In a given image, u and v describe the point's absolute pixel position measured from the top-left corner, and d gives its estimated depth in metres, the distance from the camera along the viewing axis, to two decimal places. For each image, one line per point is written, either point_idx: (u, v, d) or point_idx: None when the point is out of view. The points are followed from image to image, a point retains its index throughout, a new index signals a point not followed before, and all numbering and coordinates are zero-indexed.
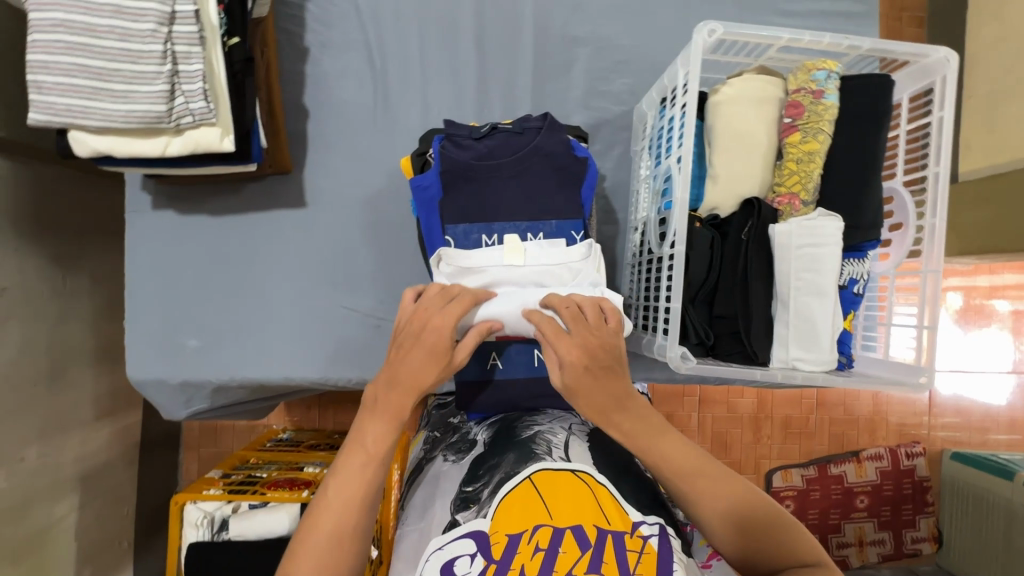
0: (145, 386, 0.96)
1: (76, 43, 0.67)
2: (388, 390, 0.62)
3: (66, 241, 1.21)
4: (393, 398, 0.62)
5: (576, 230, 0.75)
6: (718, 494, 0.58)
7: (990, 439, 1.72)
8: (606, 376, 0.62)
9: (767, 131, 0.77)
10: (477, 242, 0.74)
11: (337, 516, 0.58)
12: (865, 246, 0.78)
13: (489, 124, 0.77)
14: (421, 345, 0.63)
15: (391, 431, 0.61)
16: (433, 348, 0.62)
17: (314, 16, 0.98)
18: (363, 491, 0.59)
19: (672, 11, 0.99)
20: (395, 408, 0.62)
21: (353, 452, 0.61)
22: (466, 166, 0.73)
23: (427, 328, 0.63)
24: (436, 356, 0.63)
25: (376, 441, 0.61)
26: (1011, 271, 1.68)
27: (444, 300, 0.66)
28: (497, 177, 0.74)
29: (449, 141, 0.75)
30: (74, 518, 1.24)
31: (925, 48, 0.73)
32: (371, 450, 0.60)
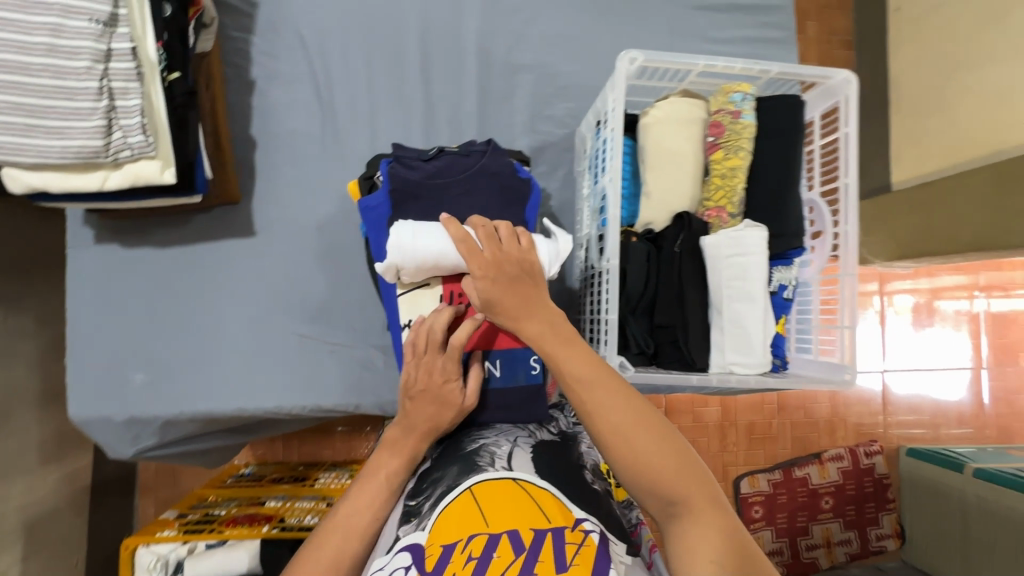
0: (90, 426, 0.93)
1: (8, 82, 0.67)
2: (406, 433, 0.71)
3: (6, 279, 1.17)
4: (408, 440, 0.71)
5: None
6: (619, 411, 0.59)
7: (943, 434, 1.79)
8: (518, 279, 0.63)
9: (694, 149, 0.83)
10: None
11: (341, 540, 0.65)
12: (791, 253, 0.83)
13: (437, 148, 0.81)
14: (434, 399, 0.71)
15: (402, 467, 0.70)
16: (445, 399, 0.71)
17: (260, 50, 1.00)
18: (369, 519, 0.67)
19: (606, 39, 1.05)
20: (411, 448, 0.71)
21: (367, 481, 0.69)
22: (416, 186, 0.75)
23: (438, 387, 0.71)
24: (447, 406, 0.71)
25: (389, 473, 0.70)
26: (948, 272, 1.79)
27: (439, 347, 0.71)
28: (446, 195, 0.76)
29: (398, 163, 0.78)
30: (16, 571, 1.17)
31: (828, 70, 0.80)
32: (384, 481, 0.69)
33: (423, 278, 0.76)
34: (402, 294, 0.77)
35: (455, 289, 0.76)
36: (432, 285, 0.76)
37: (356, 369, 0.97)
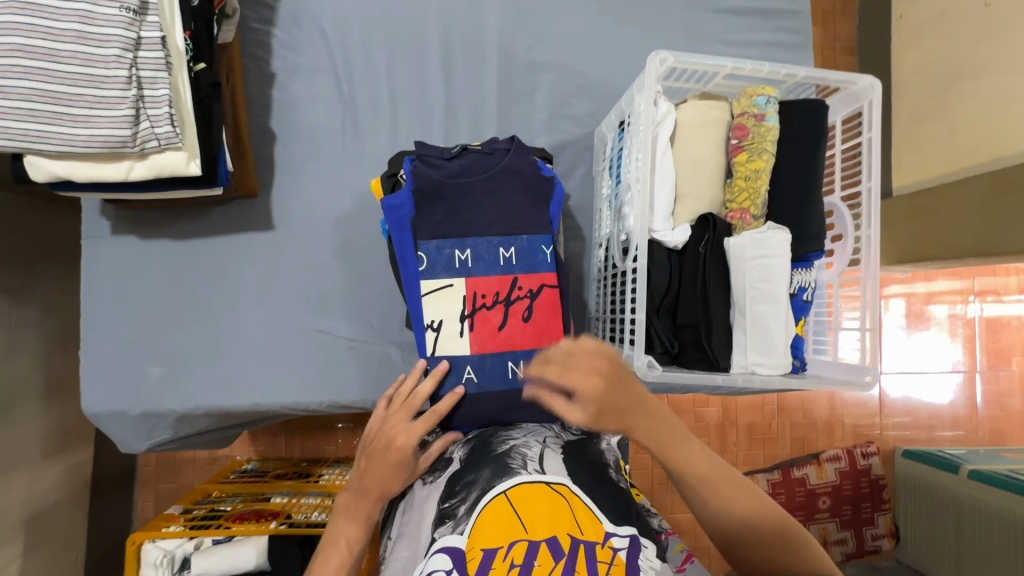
0: (104, 419, 0.92)
1: (36, 69, 0.66)
2: (358, 493, 0.70)
3: (15, 268, 1.15)
4: (362, 504, 0.70)
5: (545, 245, 0.78)
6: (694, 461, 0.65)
7: (937, 436, 1.82)
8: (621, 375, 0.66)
9: (716, 152, 0.83)
10: (450, 258, 0.76)
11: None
12: (811, 256, 0.84)
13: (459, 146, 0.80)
14: (384, 459, 0.69)
15: (361, 531, 0.69)
16: (396, 463, 0.69)
17: (281, 42, 0.99)
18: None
19: (626, 40, 1.05)
20: (364, 512, 0.70)
21: (328, 551, 0.68)
22: (438, 185, 0.75)
23: (390, 449, 0.70)
24: (400, 470, 0.70)
25: (349, 538, 0.69)
26: (944, 278, 1.82)
27: (409, 415, 0.74)
28: (470, 194, 0.76)
29: (422, 161, 0.77)
30: (17, 565, 1.15)
31: (853, 76, 0.80)
32: (344, 546, 0.68)
33: (446, 279, 0.75)
34: (425, 295, 0.75)
35: (478, 291, 0.76)
36: (456, 285, 0.75)
37: (373, 366, 0.97)
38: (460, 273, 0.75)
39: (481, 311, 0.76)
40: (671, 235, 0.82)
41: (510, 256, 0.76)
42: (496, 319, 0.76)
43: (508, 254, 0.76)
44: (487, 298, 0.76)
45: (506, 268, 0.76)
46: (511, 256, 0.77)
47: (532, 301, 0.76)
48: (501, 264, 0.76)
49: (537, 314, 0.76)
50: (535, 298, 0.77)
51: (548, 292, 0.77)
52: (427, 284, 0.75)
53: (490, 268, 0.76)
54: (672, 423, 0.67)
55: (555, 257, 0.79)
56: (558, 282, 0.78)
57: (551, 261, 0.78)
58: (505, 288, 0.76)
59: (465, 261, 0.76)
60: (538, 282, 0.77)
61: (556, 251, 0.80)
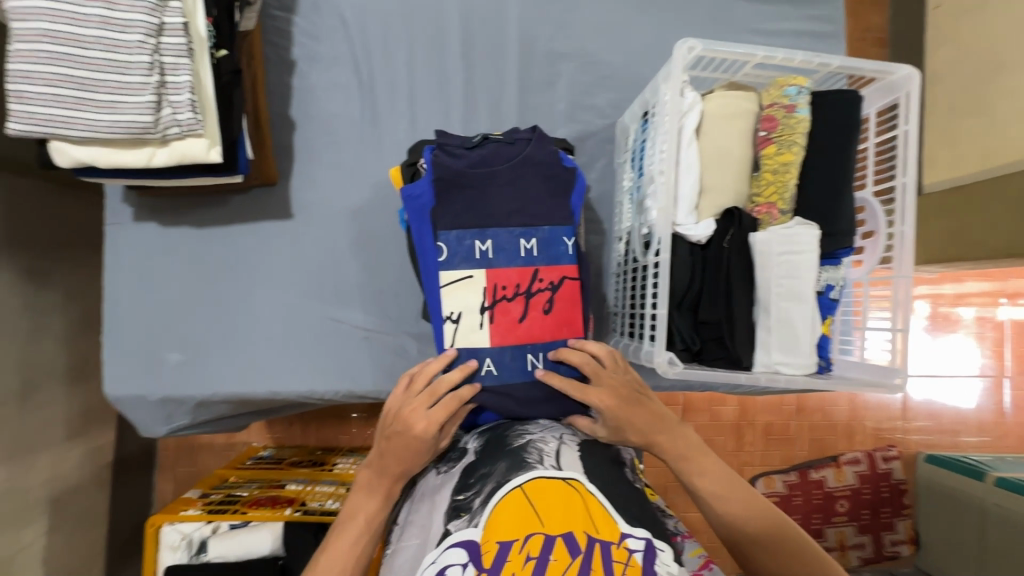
0: (125, 403, 0.94)
1: (61, 54, 0.67)
2: (377, 472, 0.67)
3: (40, 254, 1.17)
4: (383, 484, 0.67)
5: (567, 236, 0.77)
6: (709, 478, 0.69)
7: (961, 441, 1.77)
8: (640, 405, 0.71)
9: (743, 145, 0.81)
10: (471, 248, 0.74)
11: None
12: (840, 253, 0.81)
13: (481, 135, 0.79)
14: (406, 442, 0.66)
15: (380, 511, 0.67)
16: (419, 447, 0.66)
17: (301, 30, 0.99)
18: (351, 560, 0.66)
19: (651, 28, 1.03)
20: (385, 491, 0.67)
21: (344, 527, 0.67)
22: (458, 173, 0.74)
23: (411, 434, 0.66)
24: (422, 454, 0.67)
25: (367, 516, 0.67)
26: (974, 279, 1.75)
27: (432, 399, 0.69)
28: (490, 184, 0.75)
29: (442, 150, 0.76)
30: (42, 543, 1.18)
31: (890, 66, 0.77)
32: (362, 523, 0.67)
33: (466, 270, 0.74)
34: (444, 286, 0.74)
35: (498, 282, 0.74)
36: (476, 276, 0.74)
37: (389, 356, 0.96)
38: (480, 264, 0.74)
39: (502, 303, 0.74)
40: (694, 229, 0.79)
41: (532, 247, 0.75)
42: (516, 311, 0.74)
43: (529, 245, 0.75)
44: (507, 290, 0.74)
45: (527, 259, 0.75)
46: (533, 248, 0.75)
47: (553, 293, 0.75)
48: (522, 256, 0.75)
49: (558, 306, 0.76)
50: (556, 290, 0.75)
51: (570, 284, 0.76)
52: (446, 275, 0.74)
53: (511, 259, 0.75)
54: (689, 437, 0.71)
55: (576, 249, 0.78)
56: (579, 274, 0.78)
57: (573, 252, 0.77)
58: (526, 280, 0.75)
59: (486, 253, 0.74)
60: (560, 274, 0.76)
61: (577, 244, 0.78)
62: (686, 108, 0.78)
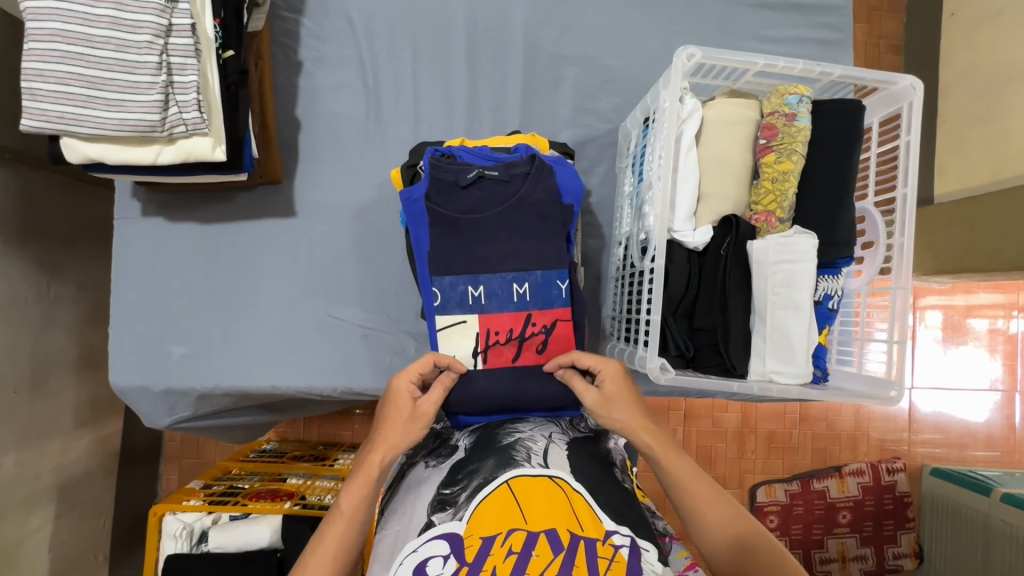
0: (130, 393, 0.96)
1: (73, 54, 0.69)
2: (367, 445, 0.71)
3: (53, 246, 1.20)
4: (368, 455, 0.69)
5: (561, 279, 0.76)
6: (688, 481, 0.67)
7: (969, 456, 1.74)
8: (636, 389, 0.73)
9: (742, 152, 0.81)
10: (463, 294, 0.75)
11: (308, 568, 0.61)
12: (839, 263, 0.81)
13: (477, 168, 0.75)
14: (387, 400, 0.73)
15: (361, 490, 0.66)
16: (394, 401, 0.72)
17: (309, 31, 1.00)
18: (334, 545, 0.63)
19: (656, 34, 1.03)
20: (369, 465, 0.68)
21: (331, 513, 0.66)
22: (451, 221, 0.74)
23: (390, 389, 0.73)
24: (397, 409, 0.71)
25: (352, 495, 0.66)
26: (987, 291, 1.73)
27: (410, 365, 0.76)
28: (483, 230, 0.75)
29: (435, 188, 0.74)
30: (49, 528, 1.21)
31: (892, 76, 0.77)
32: (346, 504, 0.66)
33: (460, 314, 0.76)
34: (440, 331, 0.77)
35: (491, 327, 0.76)
36: (469, 321, 0.76)
37: (387, 355, 0.98)
38: (473, 310, 0.76)
39: (494, 346, 0.76)
40: (692, 237, 0.80)
41: (524, 292, 0.75)
42: (509, 353, 0.76)
43: (521, 290, 0.76)
44: (500, 334, 0.76)
45: (519, 304, 0.76)
46: (525, 292, 0.76)
47: (546, 336, 0.76)
48: (515, 300, 0.76)
49: (550, 349, 0.77)
50: (549, 333, 0.76)
51: (562, 327, 0.76)
52: (442, 320, 0.76)
53: (503, 304, 0.76)
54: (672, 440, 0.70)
55: (571, 291, 0.78)
56: (573, 316, 0.77)
57: (567, 297, 0.77)
58: (518, 324, 0.76)
59: (478, 298, 0.75)
60: (552, 317, 0.76)
61: (572, 283, 0.78)
62: (685, 113, 0.78)
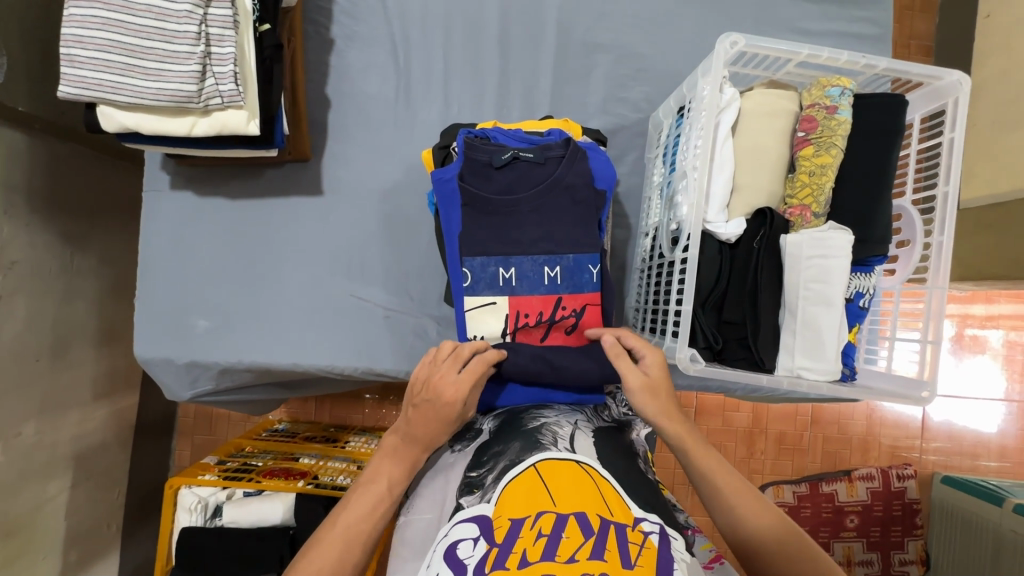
0: (153, 365, 0.97)
1: (114, 21, 0.69)
2: (403, 436, 0.68)
3: (77, 218, 1.21)
4: (410, 448, 0.67)
5: (593, 265, 0.76)
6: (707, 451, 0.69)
7: (981, 465, 1.72)
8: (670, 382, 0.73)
9: (780, 144, 0.79)
10: (494, 275, 0.75)
11: (344, 545, 0.61)
12: (872, 260, 0.79)
13: (512, 149, 0.75)
14: (436, 409, 0.67)
15: (403, 475, 0.67)
16: (446, 413, 0.67)
17: (341, 9, 1.00)
18: (370, 525, 0.63)
19: (691, 23, 1.01)
20: (410, 456, 0.67)
21: (365, 490, 0.65)
22: (485, 201, 0.73)
23: (440, 395, 0.67)
24: (446, 418, 0.68)
25: (391, 478, 0.66)
26: (1007, 300, 1.70)
27: (458, 365, 0.69)
28: (517, 212, 0.74)
29: (468, 169, 0.74)
30: (66, 497, 1.23)
31: (939, 70, 0.75)
32: (384, 488, 0.65)
33: (490, 296, 0.75)
34: (469, 311, 0.76)
35: (521, 309, 0.76)
36: (498, 303, 0.75)
37: (409, 336, 0.98)
38: (503, 291, 0.75)
39: (523, 328, 0.76)
40: (724, 228, 0.78)
41: (556, 276, 0.75)
42: (538, 335, 0.77)
43: (553, 273, 0.75)
44: (530, 317, 0.76)
45: (551, 287, 0.75)
46: (556, 276, 0.75)
47: (576, 321, 0.76)
48: (546, 283, 0.75)
49: (580, 333, 0.77)
50: (579, 317, 0.76)
51: (592, 312, 0.76)
52: (471, 300, 0.75)
53: (534, 287, 0.75)
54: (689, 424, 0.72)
55: (601, 276, 0.77)
56: (601, 301, 0.77)
57: (597, 282, 0.76)
58: (548, 308, 0.76)
59: (509, 280, 0.75)
60: (582, 302, 0.76)
61: (602, 270, 0.78)
62: (724, 101, 0.77)
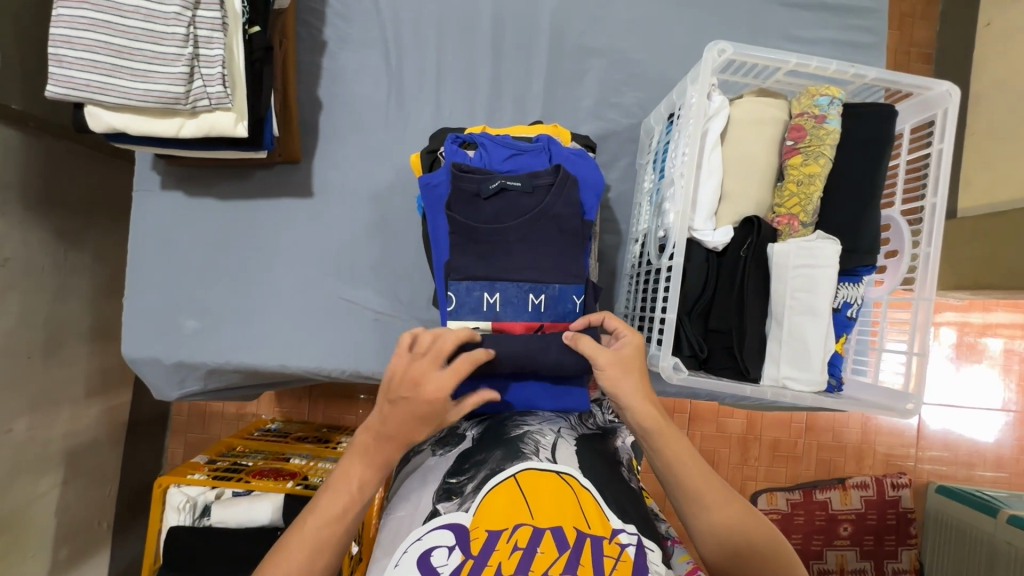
0: (141, 364, 0.97)
1: (102, 21, 0.69)
2: (379, 446, 0.63)
3: (70, 216, 1.21)
4: (384, 449, 0.64)
5: (576, 295, 0.76)
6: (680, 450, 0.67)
7: (976, 475, 1.72)
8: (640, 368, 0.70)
9: (768, 153, 0.79)
10: (479, 300, 0.75)
11: (309, 552, 0.59)
12: (860, 271, 0.79)
13: (499, 179, 0.74)
14: (414, 411, 0.63)
15: (376, 479, 0.63)
16: (425, 412, 0.63)
17: (334, 11, 1.00)
18: (338, 527, 0.61)
19: (684, 29, 1.01)
20: (383, 457, 0.64)
21: (335, 491, 0.63)
22: (471, 229, 0.73)
23: (419, 394, 0.63)
24: (425, 418, 0.63)
25: (362, 483, 0.63)
26: (1005, 309, 1.69)
27: (437, 360, 0.65)
28: (503, 241, 0.74)
29: (455, 196, 0.73)
30: (56, 494, 1.23)
31: (928, 81, 0.75)
32: (355, 493, 0.62)
33: (473, 321, 0.75)
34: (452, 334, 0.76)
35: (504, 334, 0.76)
36: (481, 328, 0.75)
37: (398, 340, 0.97)
38: (487, 316, 0.75)
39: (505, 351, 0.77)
40: (711, 236, 0.78)
41: (540, 304, 0.75)
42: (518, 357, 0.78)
43: (537, 301, 0.75)
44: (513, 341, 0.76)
45: (534, 314, 0.75)
46: (541, 304, 0.75)
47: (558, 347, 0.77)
48: (530, 311, 0.75)
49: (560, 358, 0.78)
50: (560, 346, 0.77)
51: None
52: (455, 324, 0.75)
53: (518, 313, 0.75)
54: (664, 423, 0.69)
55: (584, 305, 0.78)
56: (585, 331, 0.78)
57: (579, 312, 0.77)
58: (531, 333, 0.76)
59: (493, 305, 0.75)
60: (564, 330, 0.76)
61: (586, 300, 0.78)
62: (713, 112, 0.77)
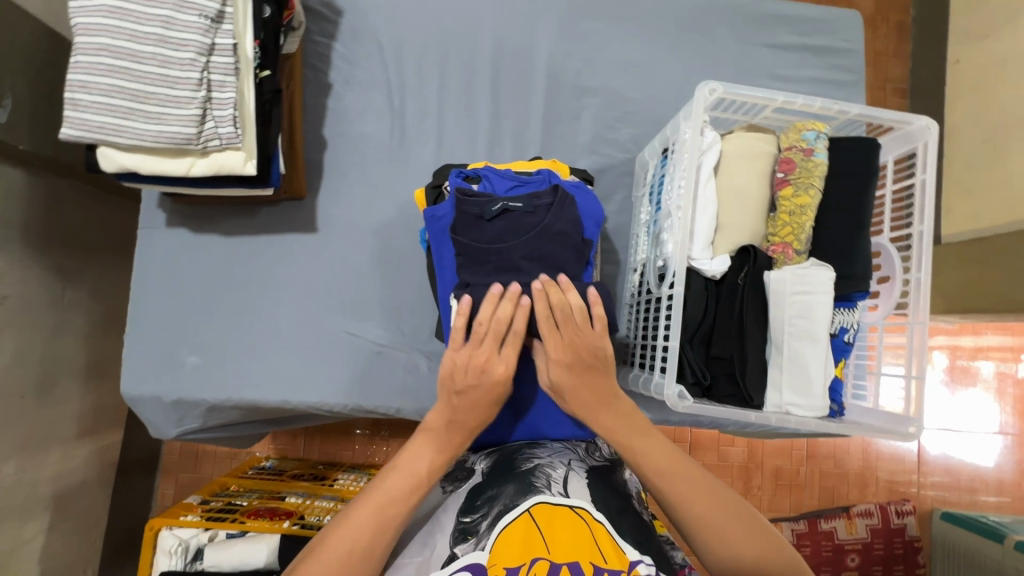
0: (139, 402, 0.96)
1: (118, 67, 0.72)
2: (452, 432, 0.73)
3: (70, 254, 1.21)
4: (451, 436, 0.73)
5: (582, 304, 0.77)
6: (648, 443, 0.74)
7: (980, 500, 1.71)
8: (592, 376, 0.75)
9: (761, 184, 0.82)
10: None
11: (374, 524, 0.66)
12: (855, 296, 0.81)
13: (501, 201, 0.75)
14: (482, 396, 0.73)
15: (441, 465, 0.72)
16: (494, 393, 0.73)
17: (340, 55, 1.04)
18: (402, 507, 0.68)
19: (674, 70, 1.06)
20: (449, 445, 0.73)
21: (403, 471, 0.70)
22: (477, 251, 0.73)
23: (485, 382, 0.72)
24: (495, 398, 0.74)
25: (429, 467, 0.71)
26: (995, 332, 1.72)
27: (497, 342, 0.73)
28: (507, 262, 0.74)
29: (459, 219, 0.74)
30: (41, 540, 1.18)
31: (908, 116, 0.79)
32: (421, 477, 0.70)
33: None
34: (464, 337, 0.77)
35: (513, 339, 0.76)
36: None
37: (400, 373, 0.97)
38: None
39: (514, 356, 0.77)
40: (709, 264, 0.80)
41: None
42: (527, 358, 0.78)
43: None
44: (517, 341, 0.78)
45: None
46: None
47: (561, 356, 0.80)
48: None
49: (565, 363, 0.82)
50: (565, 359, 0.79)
51: None
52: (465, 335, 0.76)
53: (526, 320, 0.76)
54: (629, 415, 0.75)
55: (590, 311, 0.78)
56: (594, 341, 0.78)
57: None
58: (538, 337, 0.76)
59: None
60: None
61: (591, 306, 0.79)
62: (706, 147, 0.80)
